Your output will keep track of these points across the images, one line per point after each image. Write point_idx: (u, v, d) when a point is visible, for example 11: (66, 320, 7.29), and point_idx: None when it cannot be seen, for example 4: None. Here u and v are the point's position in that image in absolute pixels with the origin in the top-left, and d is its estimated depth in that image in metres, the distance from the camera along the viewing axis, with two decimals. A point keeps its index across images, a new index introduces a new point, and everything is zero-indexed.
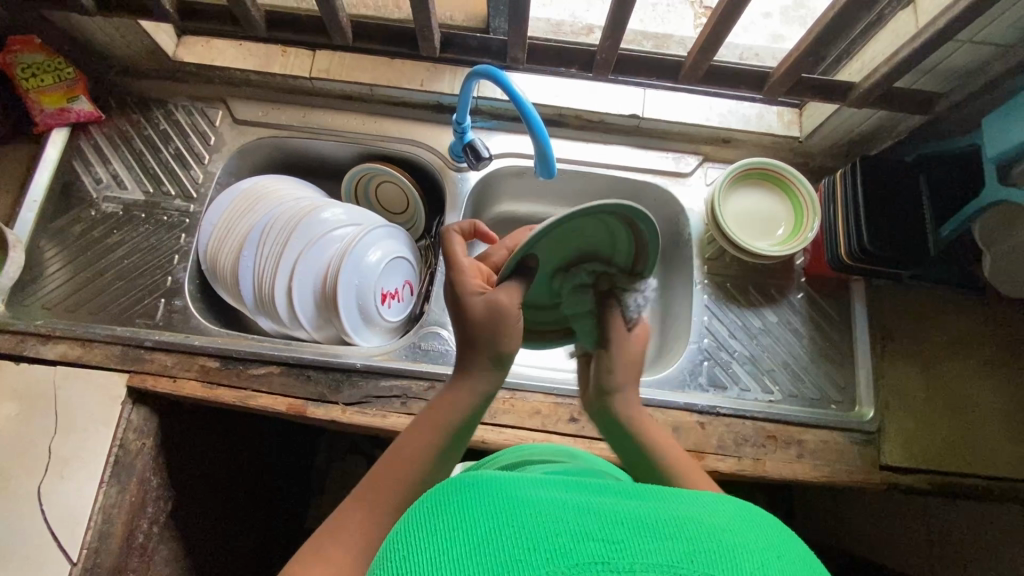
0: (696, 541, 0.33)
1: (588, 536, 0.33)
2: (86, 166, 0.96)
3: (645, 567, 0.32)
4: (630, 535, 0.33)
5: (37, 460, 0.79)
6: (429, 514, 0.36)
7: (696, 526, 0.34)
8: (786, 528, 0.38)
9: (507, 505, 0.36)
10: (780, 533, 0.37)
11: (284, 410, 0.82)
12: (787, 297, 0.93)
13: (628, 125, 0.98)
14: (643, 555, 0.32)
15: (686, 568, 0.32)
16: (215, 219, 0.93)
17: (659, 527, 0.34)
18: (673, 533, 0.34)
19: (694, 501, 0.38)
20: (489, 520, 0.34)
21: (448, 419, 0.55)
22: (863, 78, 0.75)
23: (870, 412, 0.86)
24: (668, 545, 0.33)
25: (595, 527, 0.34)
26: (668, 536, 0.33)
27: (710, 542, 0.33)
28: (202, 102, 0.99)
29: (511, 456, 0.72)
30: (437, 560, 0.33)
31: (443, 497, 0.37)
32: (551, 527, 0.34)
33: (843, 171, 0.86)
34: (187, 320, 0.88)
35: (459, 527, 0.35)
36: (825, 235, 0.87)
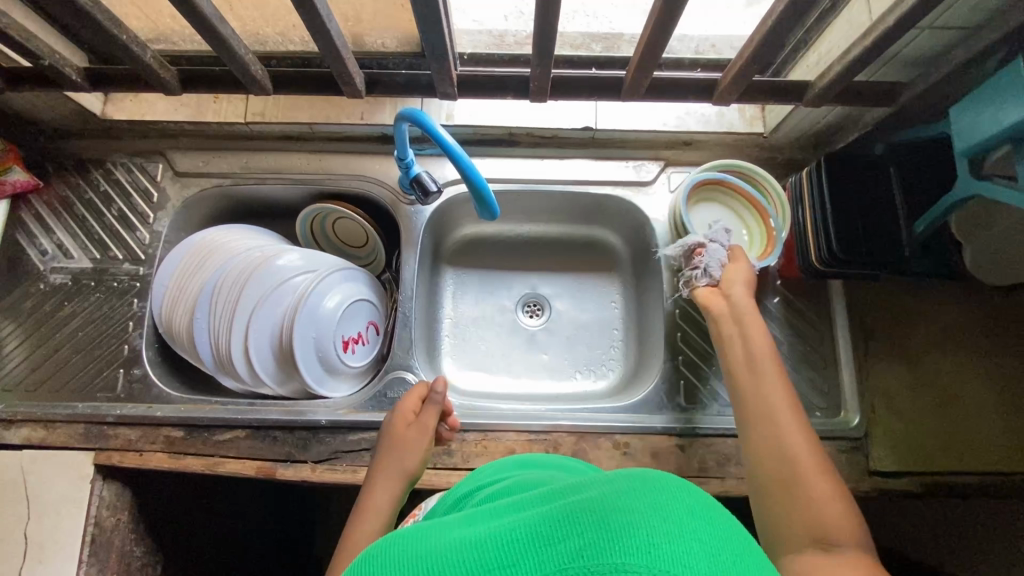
0: (583, 535, 0.32)
1: (481, 567, 0.33)
2: (30, 238, 0.93)
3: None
4: (519, 553, 0.33)
5: (12, 548, 0.79)
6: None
7: (581, 515, 0.33)
8: (693, 484, 0.35)
9: (410, 557, 0.36)
10: (684, 492, 0.35)
11: (253, 474, 0.81)
12: (764, 303, 0.88)
13: (583, 138, 0.93)
14: (534, 567, 0.32)
15: (578, 566, 0.31)
16: (165, 280, 0.90)
17: (550, 532, 0.33)
18: (559, 534, 0.33)
19: (588, 487, 0.36)
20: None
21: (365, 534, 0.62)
22: (818, 76, 0.70)
23: (856, 417, 0.83)
24: (557, 552, 0.32)
25: (486, 556, 0.33)
26: (555, 542, 0.32)
27: (597, 531, 0.32)
28: (140, 156, 0.95)
29: (469, 485, 0.68)
30: None
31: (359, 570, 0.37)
32: (444, 564, 0.34)
33: (809, 169, 0.81)
34: (148, 389, 0.86)
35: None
36: (796, 238, 0.83)
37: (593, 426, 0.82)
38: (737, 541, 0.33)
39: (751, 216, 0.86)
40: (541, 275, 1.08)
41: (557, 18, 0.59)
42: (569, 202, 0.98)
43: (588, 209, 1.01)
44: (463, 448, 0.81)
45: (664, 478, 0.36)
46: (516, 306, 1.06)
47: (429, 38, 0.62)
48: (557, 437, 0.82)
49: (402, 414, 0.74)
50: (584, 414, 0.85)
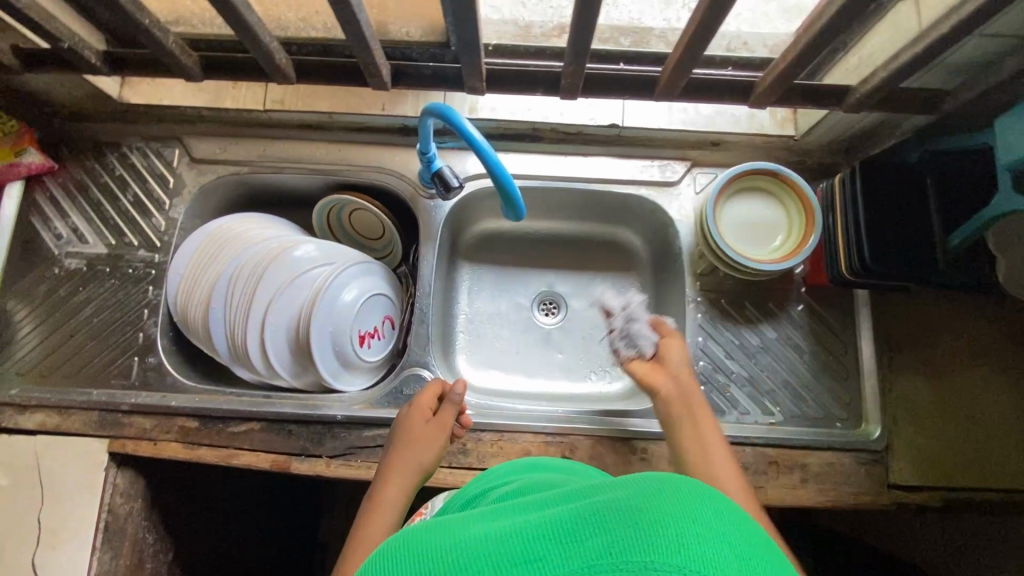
0: (611, 533, 0.34)
1: (508, 561, 0.34)
2: (44, 221, 0.92)
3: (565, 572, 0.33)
4: (544, 548, 0.35)
5: (28, 532, 0.79)
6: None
7: (607, 516, 0.35)
8: (718, 492, 0.38)
9: (432, 548, 0.37)
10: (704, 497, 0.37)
11: (268, 467, 0.80)
12: (787, 310, 0.87)
13: (608, 135, 0.91)
14: (560, 563, 0.34)
15: (605, 565, 0.33)
16: (182, 268, 0.89)
17: (575, 531, 0.35)
18: (586, 533, 0.35)
19: (609, 490, 0.39)
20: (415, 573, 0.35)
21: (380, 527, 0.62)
22: (859, 81, 0.68)
23: (877, 430, 0.82)
24: (584, 549, 0.34)
25: (511, 550, 0.35)
26: (583, 540, 0.34)
27: (625, 531, 0.34)
28: (156, 141, 0.94)
29: (481, 485, 0.68)
30: None
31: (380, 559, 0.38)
32: (471, 554, 0.35)
33: (841, 176, 0.80)
34: (163, 377, 0.85)
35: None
36: (824, 246, 0.81)
37: (611, 431, 0.81)
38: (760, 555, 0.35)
39: (792, 210, 0.83)
40: (559, 273, 1.06)
41: (596, 15, 0.57)
42: (591, 200, 0.96)
43: (610, 208, 1.00)
44: (478, 448, 0.81)
45: (681, 482, 0.38)
46: (532, 304, 1.05)
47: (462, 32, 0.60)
48: (573, 440, 0.81)
49: (418, 413, 0.74)
50: (601, 417, 0.84)
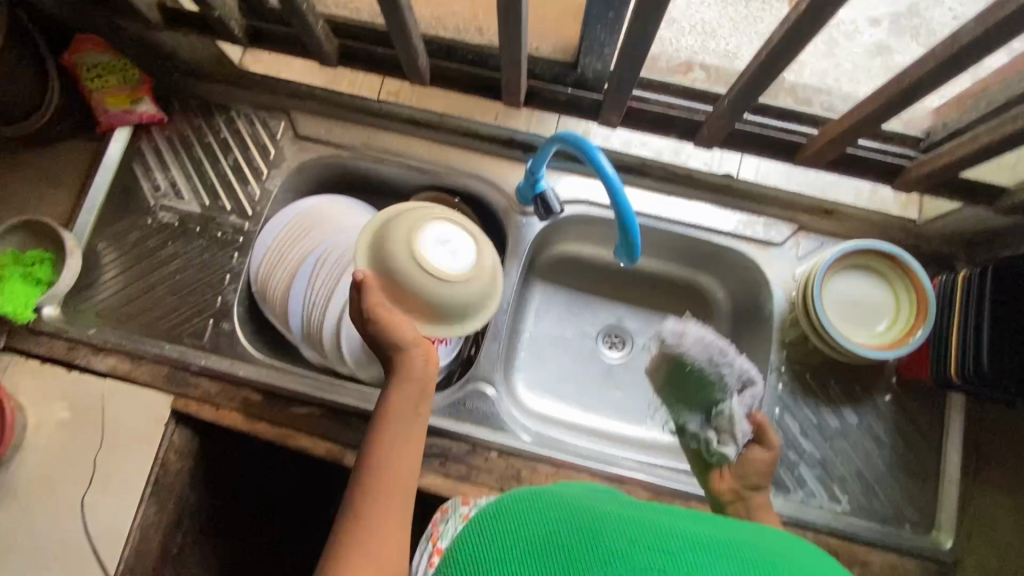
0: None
1: (641, 545, 0.36)
2: (145, 170, 0.93)
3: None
4: (685, 549, 0.35)
5: (84, 470, 0.82)
6: (502, 529, 0.41)
7: (751, 551, 0.36)
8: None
9: (568, 519, 0.40)
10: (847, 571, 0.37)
11: (322, 454, 0.81)
12: (873, 398, 0.83)
13: (718, 183, 0.88)
14: (694, 564, 0.34)
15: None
16: (269, 241, 0.90)
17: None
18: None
19: (771, 541, 0.39)
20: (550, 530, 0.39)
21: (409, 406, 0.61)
22: None
23: (949, 542, 0.78)
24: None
25: (650, 539, 0.36)
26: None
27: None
28: (265, 111, 0.94)
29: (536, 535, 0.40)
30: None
31: (524, 512, 0.42)
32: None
33: (967, 274, 0.75)
34: (233, 345, 0.86)
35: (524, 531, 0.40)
36: (935, 343, 0.77)
37: (671, 488, 0.79)
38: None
39: (905, 298, 0.79)
40: (630, 310, 1.04)
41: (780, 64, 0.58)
42: (683, 244, 0.93)
43: (701, 256, 0.96)
44: (533, 477, 0.79)
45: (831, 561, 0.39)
46: (598, 336, 1.03)
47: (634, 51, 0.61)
48: (629, 488, 0.79)
49: (401, 400, 0.61)
50: (660, 471, 0.82)
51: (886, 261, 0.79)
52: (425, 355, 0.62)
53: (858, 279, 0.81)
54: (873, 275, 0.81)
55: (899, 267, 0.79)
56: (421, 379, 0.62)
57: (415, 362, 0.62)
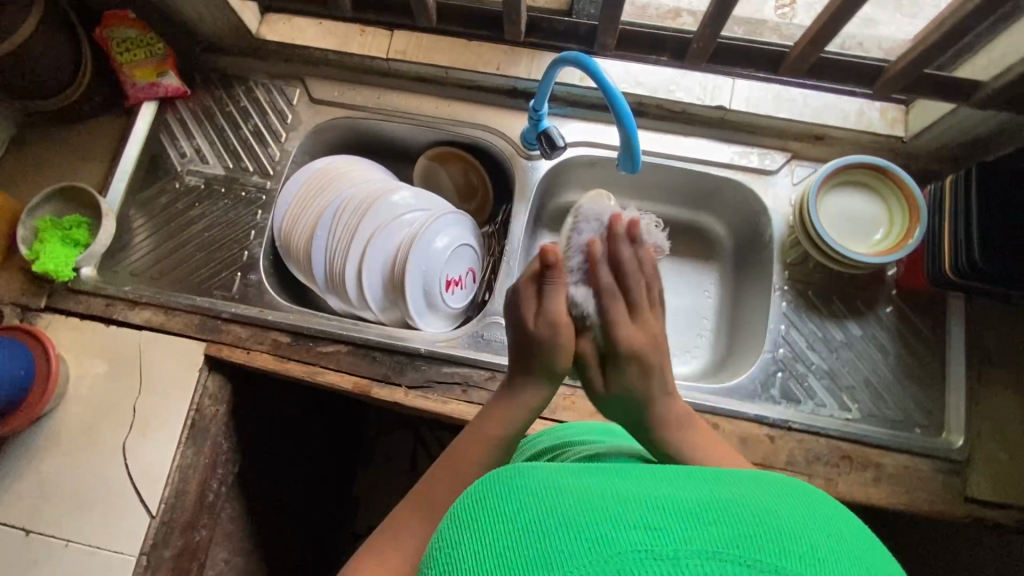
0: (744, 525, 0.30)
1: (623, 524, 0.30)
2: (172, 139, 0.99)
3: (687, 554, 0.28)
4: (671, 520, 0.30)
5: (123, 417, 0.85)
6: (464, 514, 0.36)
7: (743, 512, 0.31)
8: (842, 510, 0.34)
9: (535, 497, 0.34)
10: (841, 518, 0.33)
11: (349, 388, 0.84)
12: (875, 310, 0.86)
13: (712, 117, 0.92)
14: (687, 539, 0.29)
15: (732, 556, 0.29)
16: (291, 196, 0.95)
17: (703, 514, 0.30)
18: (711, 519, 0.30)
19: (760, 491, 0.33)
20: (519, 513, 0.33)
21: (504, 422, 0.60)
22: (992, 76, 0.68)
23: (960, 440, 0.80)
24: (713, 530, 0.29)
25: (633, 513, 0.31)
26: (711, 520, 0.30)
27: (756, 525, 0.30)
28: (280, 80, 1.00)
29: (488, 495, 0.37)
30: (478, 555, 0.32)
31: (485, 494, 0.36)
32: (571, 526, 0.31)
33: (954, 178, 0.79)
34: (260, 294, 0.91)
35: (490, 515, 0.34)
36: (928, 246, 0.80)
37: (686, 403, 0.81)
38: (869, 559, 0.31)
39: (897, 207, 0.82)
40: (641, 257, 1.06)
41: None
42: (682, 181, 0.96)
43: (700, 193, 0.98)
44: (551, 399, 0.82)
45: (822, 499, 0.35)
46: None
47: None
48: None
49: (495, 416, 0.60)
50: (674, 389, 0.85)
51: (872, 171, 0.83)
52: (544, 395, 0.61)
53: (845, 189, 0.85)
54: (857, 184, 0.84)
55: (880, 171, 0.82)
56: (526, 411, 0.61)
57: (530, 394, 0.61)
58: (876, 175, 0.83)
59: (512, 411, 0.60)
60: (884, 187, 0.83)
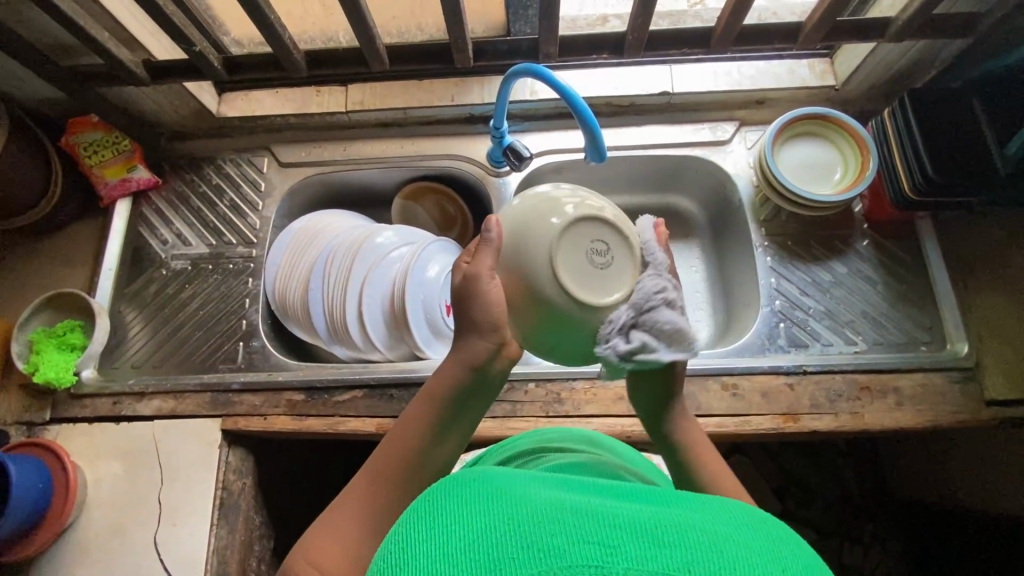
0: (696, 550, 0.32)
1: (583, 538, 0.32)
2: (150, 229, 1.00)
3: (637, 573, 0.31)
4: (627, 539, 0.32)
5: (150, 510, 0.83)
6: (433, 502, 0.37)
7: (699, 536, 0.33)
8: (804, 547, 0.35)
9: (504, 505, 0.35)
10: (799, 548, 0.35)
11: (373, 431, 0.84)
12: (853, 246, 0.90)
13: (659, 104, 0.97)
14: (640, 559, 0.31)
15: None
16: (278, 258, 0.96)
17: (658, 534, 0.33)
18: (666, 540, 0.32)
19: (719, 518, 0.35)
20: (484, 516, 0.34)
21: (439, 401, 0.55)
22: (899, 11, 0.74)
23: (965, 347, 0.83)
24: (665, 553, 0.31)
25: (591, 530, 0.33)
26: (666, 544, 0.32)
27: (709, 549, 0.32)
28: (247, 152, 1.03)
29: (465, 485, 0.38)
30: (445, 541, 0.33)
31: (453, 490, 0.38)
32: (538, 534, 0.33)
33: (891, 110, 0.85)
34: (267, 358, 0.91)
35: (457, 510, 0.35)
36: (885, 175, 0.85)
37: (702, 369, 0.83)
38: None
39: (848, 145, 0.88)
40: None
41: None
42: (646, 167, 1.01)
43: (664, 176, 1.03)
44: (572, 396, 0.84)
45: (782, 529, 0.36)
46: None
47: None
48: None
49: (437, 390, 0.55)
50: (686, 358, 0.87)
51: (816, 119, 0.88)
52: (486, 354, 0.54)
53: (791, 138, 0.90)
54: (803, 133, 0.90)
55: (824, 117, 0.88)
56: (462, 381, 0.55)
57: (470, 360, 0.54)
58: (818, 122, 0.89)
59: (449, 382, 0.55)
60: (828, 130, 0.89)
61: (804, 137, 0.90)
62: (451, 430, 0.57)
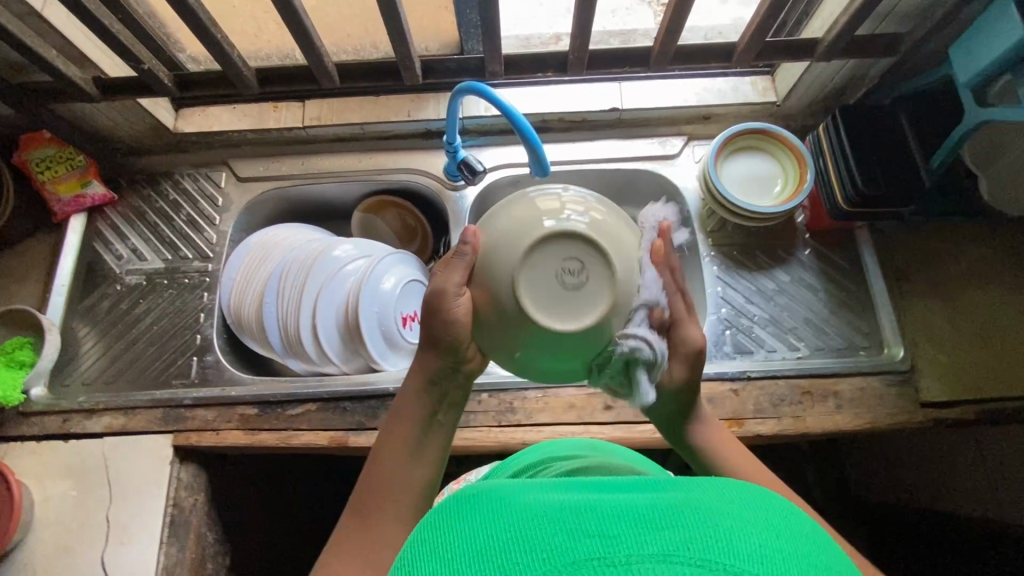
0: (694, 528, 0.33)
1: (584, 533, 0.34)
2: (105, 244, 1.00)
3: (641, 557, 0.31)
4: (628, 529, 0.33)
5: (97, 529, 0.81)
6: (444, 519, 0.39)
7: (697, 515, 0.34)
8: (806, 513, 0.37)
9: (507, 516, 0.37)
10: (797, 517, 0.36)
11: (326, 444, 0.84)
12: (795, 255, 0.94)
13: (610, 119, 1.01)
14: (640, 544, 0.32)
15: (684, 555, 0.31)
16: (233, 273, 0.96)
17: (657, 519, 0.34)
18: (666, 523, 0.33)
19: (716, 496, 0.37)
20: (487, 525, 0.36)
21: (415, 397, 0.58)
22: (825, 33, 0.78)
23: (901, 351, 0.86)
24: (665, 534, 0.33)
25: (594, 526, 0.34)
26: (667, 526, 0.33)
27: (706, 527, 0.33)
28: (205, 167, 1.04)
29: (478, 501, 0.40)
30: (457, 558, 0.35)
31: (465, 507, 0.40)
32: (545, 535, 0.34)
33: (824, 126, 0.89)
34: (221, 373, 0.91)
35: (466, 526, 0.37)
36: (821, 187, 0.89)
37: None
38: (827, 554, 0.34)
39: (786, 158, 0.92)
40: None
41: None
42: (600, 181, 1.04)
43: (618, 189, 1.06)
44: (524, 405, 0.85)
45: (779, 501, 0.37)
46: None
47: (486, 12, 0.70)
48: None
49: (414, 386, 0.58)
50: None
51: (755, 134, 0.92)
52: (447, 367, 0.57)
53: (733, 151, 0.93)
54: (744, 147, 0.93)
55: (762, 132, 0.92)
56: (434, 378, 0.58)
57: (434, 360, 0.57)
58: (758, 136, 0.92)
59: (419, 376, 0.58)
60: (768, 144, 0.93)
61: (745, 151, 0.93)
62: (437, 426, 0.59)
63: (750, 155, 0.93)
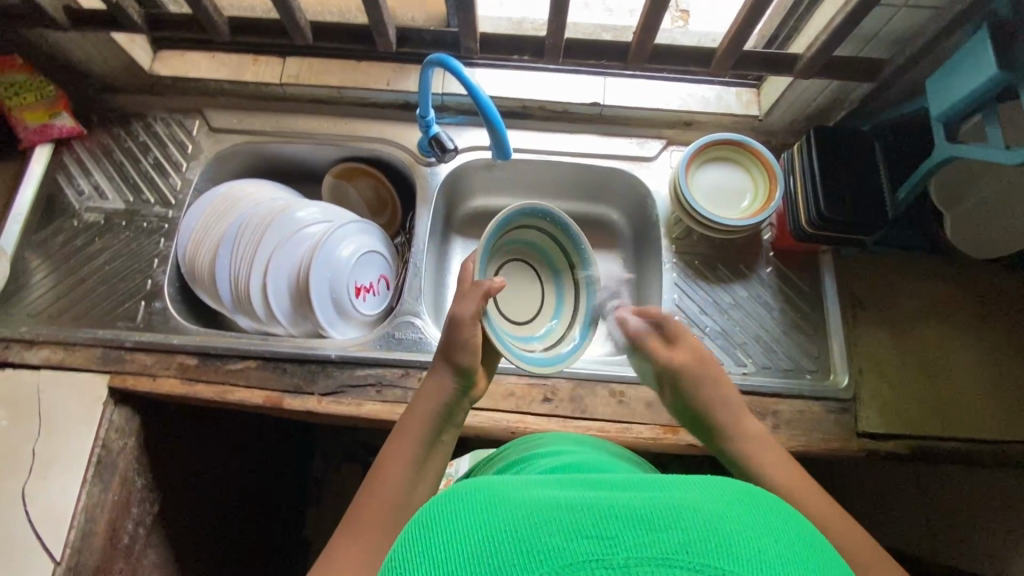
0: (695, 532, 0.31)
1: (579, 532, 0.31)
2: (69, 179, 0.99)
3: (638, 561, 0.30)
4: (626, 529, 0.31)
5: (21, 461, 0.81)
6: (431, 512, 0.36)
7: (695, 517, 0.33)
8: (804, 520, 0.36)
9: (500, 506, 0.34)
10: (791, 519, 0.35)
11: (261, 402, 0.84)
12: (756, 271, 0.93)
13: (591, 114, 0.99)
14: (638, 547, 0.30)
15: (683, 560, 0.30)
16: (193, 222, 0.95)
17: (655, 519, 0.32)
18: (664, 526, 0.31)
19: (711, 494, 0.35)
20: (481, 519, 0.33)
21: (428, 410, 0.64)
22: (805, 49, 0.77)
23: (846, 379, 0.86)
24: (663, 539, 0.31)
25: (587, 522, 0.32)
26: (667, 529, 0.31)
27: (706, 532, 0.32)
28: (179, 113, 1.02)
29: (464, 490, 0.37)
30: (445, 556, 0.32)
31: (452, 496, 0.37)
32: (541, 527, 0.32)
33: (800, 145, 0.88)
34: (166, 320, 0.91)
35: (451, 519, 0.34)
36: (788, 205, 0.88)
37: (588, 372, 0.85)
38: (820, 556, 0.34)
39: (758, 172, 0.91)
40: None
41: None
42: (575, 176, 1.02)
43: (593, 186, 1.05)
44: None
45: (770, 499, 0.37)
46: None
47: None
48: (555, 383, 0.85)
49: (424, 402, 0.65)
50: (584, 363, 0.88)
51: (730, 145, 0.91)
52: (454, 395, 0.66)
53: (706, 160, 0.93)
54: (718, 157, 0.93)
55: (736, 143, 0.91)
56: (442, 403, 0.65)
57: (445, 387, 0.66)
58: (732, 148, 0.91)
59: (429, 397, 0.65)
60: (740, 156, 0.92)
61: (717, 161, 0.93)
62: (439, 444, 0.64)
63: (723, 166, 0.93)
